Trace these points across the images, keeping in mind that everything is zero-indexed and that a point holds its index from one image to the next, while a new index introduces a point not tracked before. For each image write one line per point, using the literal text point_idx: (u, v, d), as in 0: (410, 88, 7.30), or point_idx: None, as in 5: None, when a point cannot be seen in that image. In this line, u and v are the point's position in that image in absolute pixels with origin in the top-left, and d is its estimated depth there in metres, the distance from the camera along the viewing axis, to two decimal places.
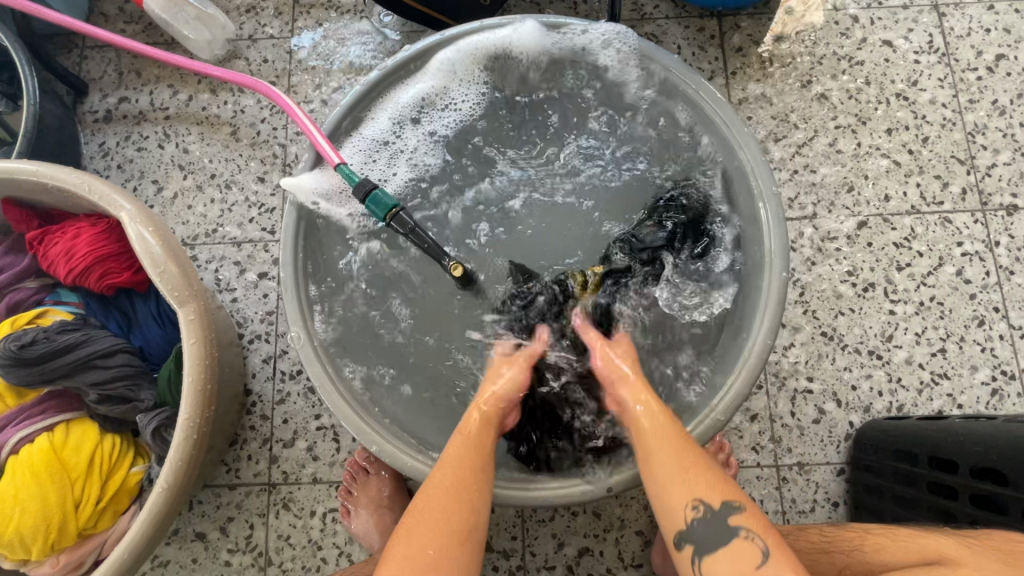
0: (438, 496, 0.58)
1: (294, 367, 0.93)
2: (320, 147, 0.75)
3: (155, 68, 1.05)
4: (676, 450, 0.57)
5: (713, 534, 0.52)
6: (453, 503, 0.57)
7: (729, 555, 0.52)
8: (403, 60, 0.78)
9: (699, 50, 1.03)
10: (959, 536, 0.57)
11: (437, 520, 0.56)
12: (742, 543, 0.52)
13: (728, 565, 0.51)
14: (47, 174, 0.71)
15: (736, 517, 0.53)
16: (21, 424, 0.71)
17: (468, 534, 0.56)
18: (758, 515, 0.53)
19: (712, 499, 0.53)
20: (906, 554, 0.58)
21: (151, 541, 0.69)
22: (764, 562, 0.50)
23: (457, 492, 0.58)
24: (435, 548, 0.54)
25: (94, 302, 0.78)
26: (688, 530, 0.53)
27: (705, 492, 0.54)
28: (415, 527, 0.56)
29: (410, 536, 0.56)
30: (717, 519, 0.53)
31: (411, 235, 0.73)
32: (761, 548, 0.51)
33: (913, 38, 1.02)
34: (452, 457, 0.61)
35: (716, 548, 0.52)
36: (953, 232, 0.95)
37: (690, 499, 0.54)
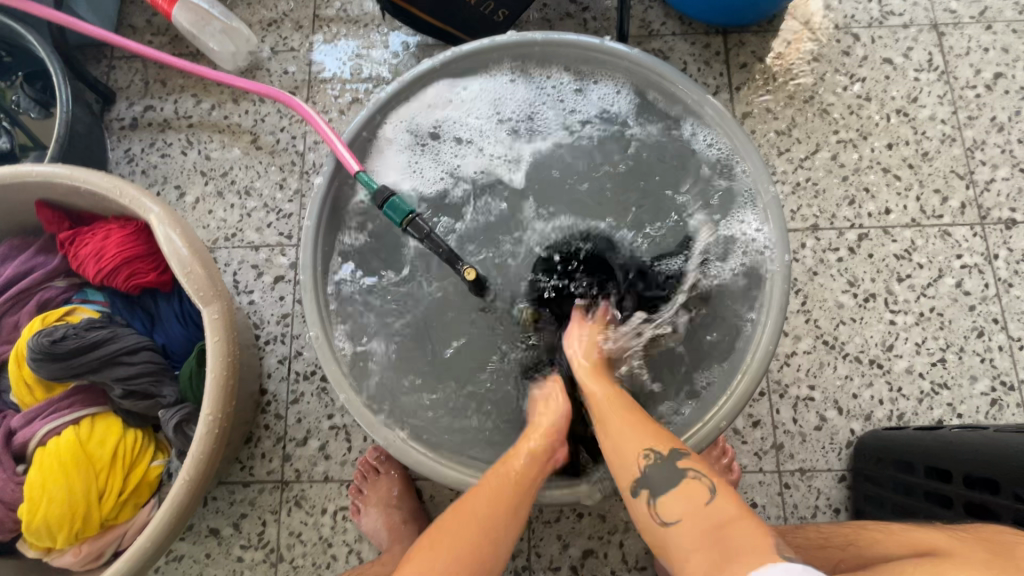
0: (466, 516, 0.60)
1: (308, 368, 0.96)
2: (340, 155, 0.78)
3: (180, 78, 1.09)
4: (626, 414, 0.64)
5: (664, 477, 0.58)
6: (477, 529, 0.59)
7: (679, 496, 0.57)
8: (425, 70, 0.82)
9: (705, 66, 1.06)
10: (952, 530, 0.58)
11: (455, 544, 0.58)
12: (689, 481, 0.58)
13: (681, 505, 0.57)
14: (81, 177, 0.75)
15: (686, 461, 0.59)
16: (49, 417, 0.73)
17: (485, 561, 0.58)
18: (702, 461, 0.60)
19: (660, 445, 0.60)
20: (900, 547, 0.59)
21: (172, 534, 0.71)
22: (711, 498, 0.56)
23: (485, 517, 0.60)
24: (449, 570, 0.56)
25: (119, 301, 0.81)
26: (642, 474, 0.59)
27: (653, 441, 0.61)
28: (435, 545, 0.58)
29: (431, 555, 0.57)
30: (665, 463, 0.59)
31: (426, 241, 0.76)
32: (707, 485, 0.57)
33: (913, 57, 1.05)
34: (489, 484, 0.63)
35: (669, 488, 0.58)
36: (953, 245, 0.97)
37: (641, 450, 0.60)
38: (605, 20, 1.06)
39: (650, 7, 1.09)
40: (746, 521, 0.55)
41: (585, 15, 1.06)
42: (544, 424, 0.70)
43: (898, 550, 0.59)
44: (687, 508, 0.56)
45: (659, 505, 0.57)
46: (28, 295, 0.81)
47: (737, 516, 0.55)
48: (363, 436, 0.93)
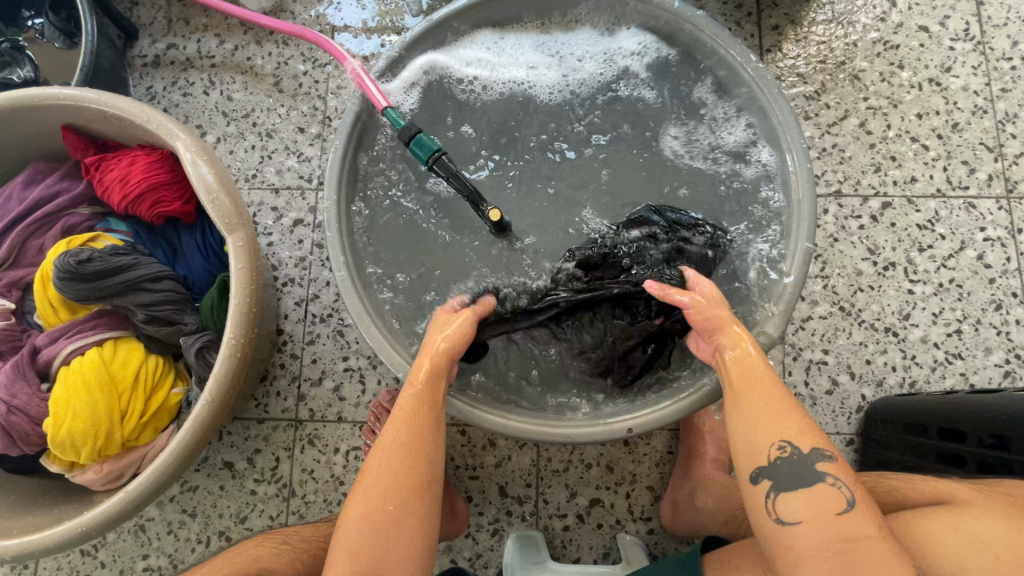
0: (393, 450, 0.61)
1: (325, 311, 0.96)
2: (369, 91, 0.77)
3: (204, 17, 1.08)
4: (771, 396, 0.59)
5: (795, 475, 0.56)
6: (410, 462, 0.61)
7: (806, 499, 0.55)
8: (456, 10, 0.81)
9: (736, 26, 1.04)
10: (975, 485, 0.58)
11: (391, 478, 0.60)
12: (824, 488, 0.55)
13: (803, 508, 0.55)
14: (108, 102, 0.75)
15: (825, 464, 0.56)
16: (72, 337, 0.74)
17: (428, 486, 0.61)
18: (842, 468, 0.57)
19: (802, 444, 0.56)
20: (927, 496, 0.61)
21: (191, 454, 0.72)
22: (845, 508, 0.54)
23: (410, 445, 0.61)
24: (393, 503, 0.59)
25: (142, 231, 0.82)
26: (771, 466, 0.57)
27: (793, 435, 0.57)
28: (368, 484, 0.60)
29: (369, 498, 0.59)
30: (801, 463, 0.56)
31: (452, 180, 0.77)
32: (846, 497, 0.55)
33: (950, 25, 1.03)
34: (401, 412, 0.63)
35: (797, 488, 0.55)
36: (977, 217, 0.96)
37: (776, 441, 0.57)
38: None
39: None
40: (881, 542, 0.52)
41: None
42: (443, 340, 0.66)
43: (920, 498, 0.62)
44: (814, 512, 0.55)
45: (780, 501, 0.56)
46: (53, 220, 0.81)
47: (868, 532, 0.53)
48: (377, 379, 0.94)
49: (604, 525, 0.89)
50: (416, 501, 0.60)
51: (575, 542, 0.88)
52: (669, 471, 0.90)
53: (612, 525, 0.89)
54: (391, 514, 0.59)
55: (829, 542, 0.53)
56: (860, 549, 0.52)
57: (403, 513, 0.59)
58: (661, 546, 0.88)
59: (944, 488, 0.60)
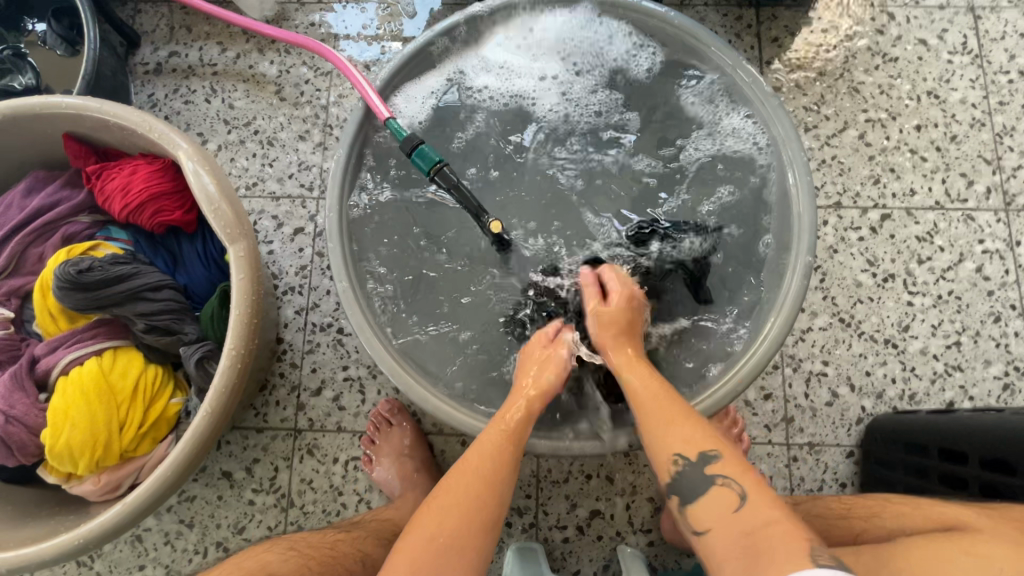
0: (473, 477, 0.61)
1: (325, 320, 0.96)
2: (371, 101, 0.78)
3: (206, 25, 1.08)
4: (659, 408, 0.62)
5: (693, 483, 0.57)
6: (486, 492, 0.60)
7: (710, 504, 0.56)
8: (456, 21, 0.81)
9: (736, 38, 1.05)
10: (980, 509, 0.60)
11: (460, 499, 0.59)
12: (720, 489, 0.56)
13: (712, 514, 0.55)
14: (111, 111, 0.75)
15: (716, 466, 0.57)
16: (71, 347, 0.74)
17: (491, 524, 0.59)
18: (737, 463, 0.57)
19: (690, 451, 0.59)
20: (932, 522, 0.62)
21: (189, 466, 0.72)
22: (742, 502, 0.54)
23: (490, 477, 0.61)
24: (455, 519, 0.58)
25: (143, 239, 0.82)
26: (673, 481, 0.59)
27: (682, 445, 0.59)
28: (442, 504, 0.59)
29: (435, 517, 0.58)
30: (695, 470, 0.58)
31: (453, 192, 0.77)
32: (739, 492, 0.55)
33: (948, 39, 1.04)
34: (488, 441, 0.64)
35: (698, 497, 0.57)
36: (975, 229, 0.97)
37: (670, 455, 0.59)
38: None
39: None
40: (781, 522, 0.52)
41: None
42: (535, 382, 0.70)
43: (927, 524, 0.62)
44: (716, 515, 0.55)
45: (691, 512, 0.57)
46: (53, 229, 0.81)
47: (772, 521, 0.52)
48: (377, 389, 0.94)
49: (604, 537, 0.89)
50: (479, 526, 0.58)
51: (575, 554, 0.88)
52: None
53: (612, 536, 0.89)
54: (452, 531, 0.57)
55: (734, 539, 0.53)
56: (762, 536, 0.51)
57: (466, 538, 0.57)
58: (661, 558, 0.88)
59: (955, 515, 0.60)
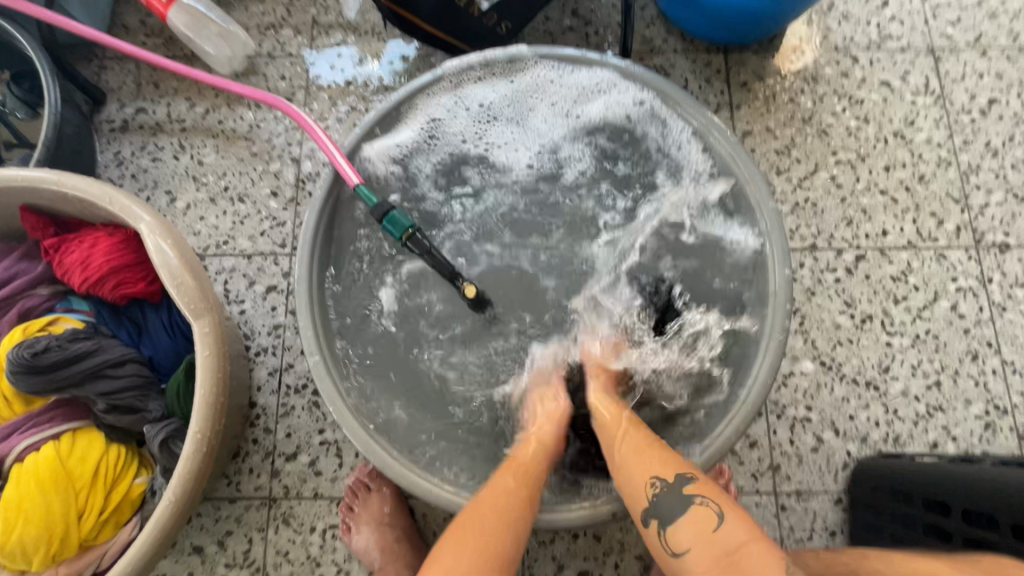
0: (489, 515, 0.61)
1: (299, 381, 0.93)
2: (339, 166, 0.78)
3: (174, 81, 1.07)
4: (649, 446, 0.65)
5: (673, 507, 0.59)
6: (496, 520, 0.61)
7: (689, 525, 0.58)
8: (425, 82, 0.85)
9: (706, 84, 1.06)
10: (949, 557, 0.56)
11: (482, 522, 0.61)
12: (696, 510, 0.58)
13: (692, 533, 0.57)
14: (69, 183, 0.73)
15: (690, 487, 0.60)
16: (27, 432, 0.71)
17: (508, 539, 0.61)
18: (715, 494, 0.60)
19: (667, 472, 0.61)
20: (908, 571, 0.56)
21: (156, 553, 0.68)
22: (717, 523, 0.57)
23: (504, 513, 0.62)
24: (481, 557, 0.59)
25: (105, 311, 0.79)
26: (653, 505, 0.60)
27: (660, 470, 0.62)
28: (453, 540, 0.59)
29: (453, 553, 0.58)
30: (674, 492, 0.60)
31: (426, 257, 0.76)
32: (715, 511, 0.58)
33: (911, 80, 1.06)
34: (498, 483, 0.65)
35: (678, 519, 0.59)
36: (948, 267, 0.98)
37: (649, 478, 0.62)
38: (607, 35, 1.06)
39: (652, 23, 1.09)
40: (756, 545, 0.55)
41: (587, 29, 1.06)
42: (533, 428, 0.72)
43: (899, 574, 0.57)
44: (695, 537, 0.57)
45: (671, 535, 0.58)
46: (10, 304, 0.78)
47: (746, 539, 0.56)
48: (354, 452, 0.91)
49: None
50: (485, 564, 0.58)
51: None
52: None
53: None
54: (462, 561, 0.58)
55: (717, 561, 0.55)
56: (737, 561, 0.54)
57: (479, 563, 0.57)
58: None
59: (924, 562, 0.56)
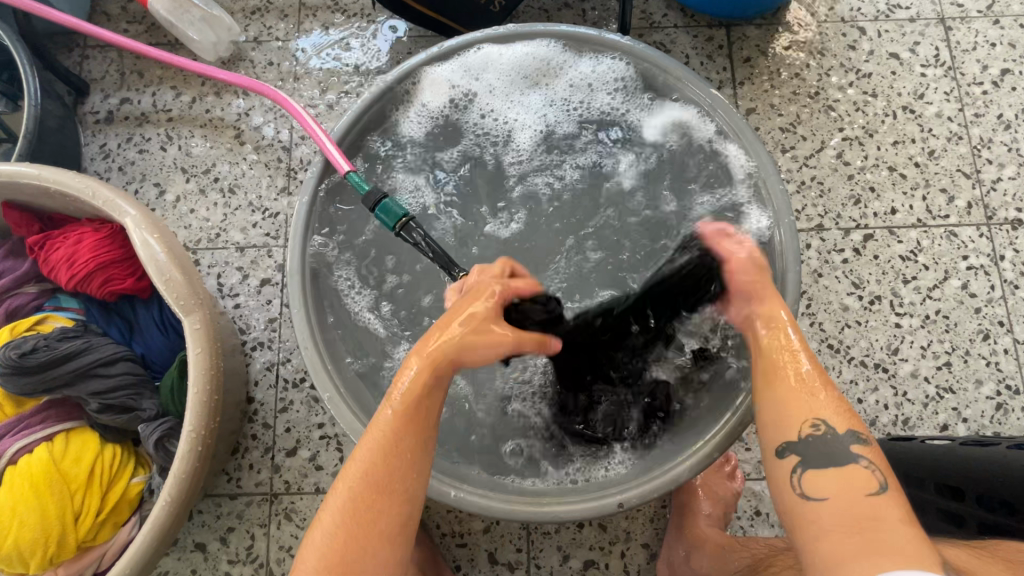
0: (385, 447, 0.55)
1: (297, 375, 0.92)
2: (329, 154, 0.76)
3: (158, 69, 1.04)
4: (827, 392, 0.56)
5: (827, 453, 0.53)
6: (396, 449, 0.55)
7: (836, 476, 0.52)
8: (420, 61, 0.81)
9: (707, 60, 1.03)
10: (965, 547, 0.55)
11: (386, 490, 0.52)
12: (854, 468, 0.52)
13: (835, 483, 0.52)
14: (51, 178, 0.70)
15: (858, 447, 0.53)
16: (19, 433, 0.70)
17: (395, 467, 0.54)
18: (877, 455, 0.53)
19: (835, 425, 0.54)
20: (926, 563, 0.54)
21: (155, 552, 0.67)
22: (873, 490, 0.51)
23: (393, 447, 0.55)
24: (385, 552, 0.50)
25: (95, 308, 0.77)
26: (802, 441, 0.54)
27: (829, 415, 0.55)
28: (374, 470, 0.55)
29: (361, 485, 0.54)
30: (834, 443, 0.53)
31: (418, 248, 0.73)
32: (875, 480, 0.51)
33: (920, 52, 1.03)
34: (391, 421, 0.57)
35: (826, 466, 0.53)
36: (959, 245, 0.95)
37: (809, 418, 0.55)
38: (605, 11, 1.02)
39: None
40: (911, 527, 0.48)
41: (584, 5, 1.02)
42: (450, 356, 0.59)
43: None
44: (839, 490, 0.51)
45: (807, 476, 0.53)
46: None
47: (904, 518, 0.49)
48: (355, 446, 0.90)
49: None
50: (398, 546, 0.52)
51: None
52: (663, 526, 0.86)
53: None
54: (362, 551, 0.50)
55: (854, 520, 0.49)
56: (881, 528, 0.48)
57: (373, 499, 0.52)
58: None
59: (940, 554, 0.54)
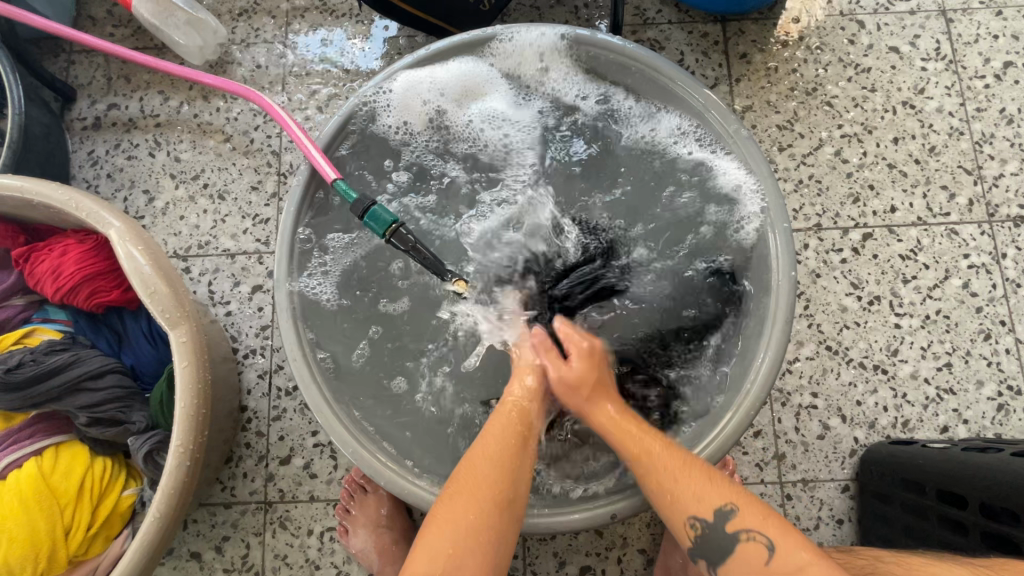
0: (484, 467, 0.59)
1: (290, 383, 0.91)
2: (315, 161, 0.74)
3: (145, 74, 1.02)
4: (679, 477, 0.58)
5: (718, 545, 0.55)
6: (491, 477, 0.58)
7: (738, 561, 0.54)
8: (407, 65, 0.79)
9: (703, 56, 1.01)
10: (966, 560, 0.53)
11: (476, 488, 0.57)
12: (745, 544, 0.54)
13: (740, 570, 0.54)
14: (34, 190, 0.69)
15: (735, 521, 0.55)
16: (8, 448, 0.69)
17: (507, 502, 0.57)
18: (755, 508, 0.55)
19: (706, 514, 0.56)
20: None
21: (146, 567, 0.67)
22: (768, 555, 0.53)
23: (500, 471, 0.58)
24: (457, 543, 0.53)
25: (82, 320, 0.76)
26: (696, 544, 0.56)
27: (694, 506, 0.57)
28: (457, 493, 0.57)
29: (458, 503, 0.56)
30: (716, 529, 0.56)
31: (411, 253, 0.72)
32: (764, 545, 0.53)
33: (921, 45, 1.00)
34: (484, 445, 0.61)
35: (725, 557, 0.55)
36: (960, 244, 0.93)
37: (686, 519, 0.57)
38: (598, 8, 1.00)
39: None
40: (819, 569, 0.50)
41: (576, 2, 1.00)
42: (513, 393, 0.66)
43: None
44: (748, 571, 0.53)
45: (722, 573, 0.55)
46: None
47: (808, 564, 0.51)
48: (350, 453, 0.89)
49: None
50: (485, 545, 0.54)
51: None
52: (660, 532, 0.86)
53: None
54: (455, 548, 0.53)
55: None
56: None
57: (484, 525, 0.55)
58: None
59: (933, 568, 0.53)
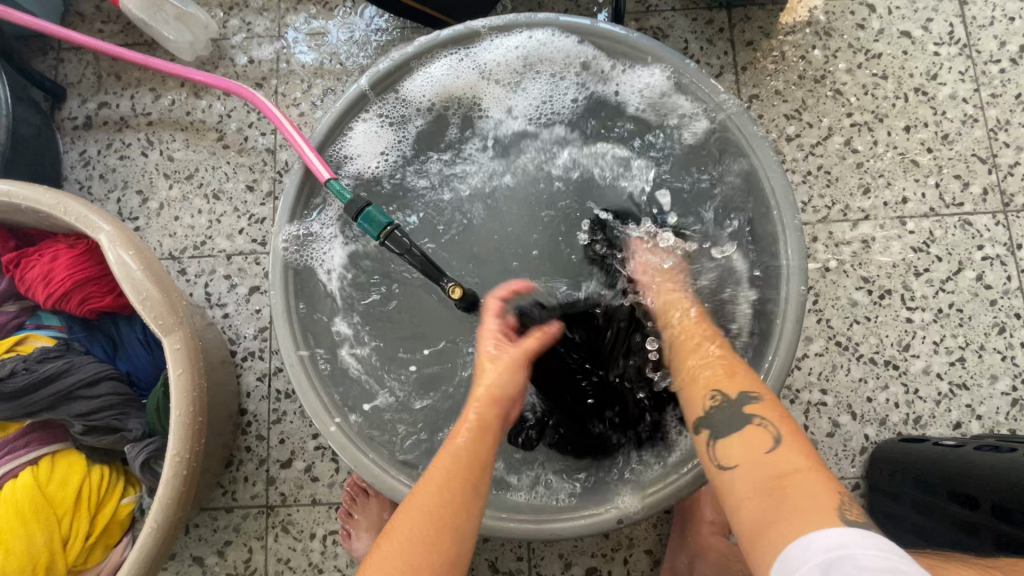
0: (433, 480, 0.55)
1: (289, 386, 0.90)
2: (309, 162, 0.72)
3: (136, 71, 1.00)
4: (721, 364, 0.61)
5: (729, 419, 0.55)
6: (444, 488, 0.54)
7: (741, 441, 0.54)
8: (406, 56, 0.77)
9: (707, 44, 0.98)
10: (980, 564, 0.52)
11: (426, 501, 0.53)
12: (755, 427, 0.54)
13: (740, 449, 0.53)
14: (22, 194, 0.67)
15: (753, 406, 0.55)
16: (3, 459, 0.68)
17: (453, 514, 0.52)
18: (777, 408, 0.55)
19: (727, 391, 0.57)
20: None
21: None
22: (775, 445, 0.52)
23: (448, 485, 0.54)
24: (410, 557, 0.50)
25: (76, 326, 0.75)
26: (708, 415, 0.57)
27: (722, 385, 0.58)
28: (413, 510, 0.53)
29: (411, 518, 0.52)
30: (732, 407, 0.56)
31: (406, 256, 0.71)
32: (774, 435, 0.53)
33: (933, 29, 0.97)
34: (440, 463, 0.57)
35: (733, 433, 0.55)
36: (973, 235, 0.91)
37: (708, 391, 0.58)
38: None
39: None
40: (814, 474, 0.49)
41: None
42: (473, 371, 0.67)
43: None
44: (746, 453, 0.52)
45: (720, 447, 0.55)
46: None
47: (803, 468, 0.50)
48: None
49: None
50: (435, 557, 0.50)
51: None
52: (667, 533, 0.84)
53: None
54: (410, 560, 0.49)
55: (762, 482, 0.50)
56: (786, 485, 0.48)
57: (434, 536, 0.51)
58: None
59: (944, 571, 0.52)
